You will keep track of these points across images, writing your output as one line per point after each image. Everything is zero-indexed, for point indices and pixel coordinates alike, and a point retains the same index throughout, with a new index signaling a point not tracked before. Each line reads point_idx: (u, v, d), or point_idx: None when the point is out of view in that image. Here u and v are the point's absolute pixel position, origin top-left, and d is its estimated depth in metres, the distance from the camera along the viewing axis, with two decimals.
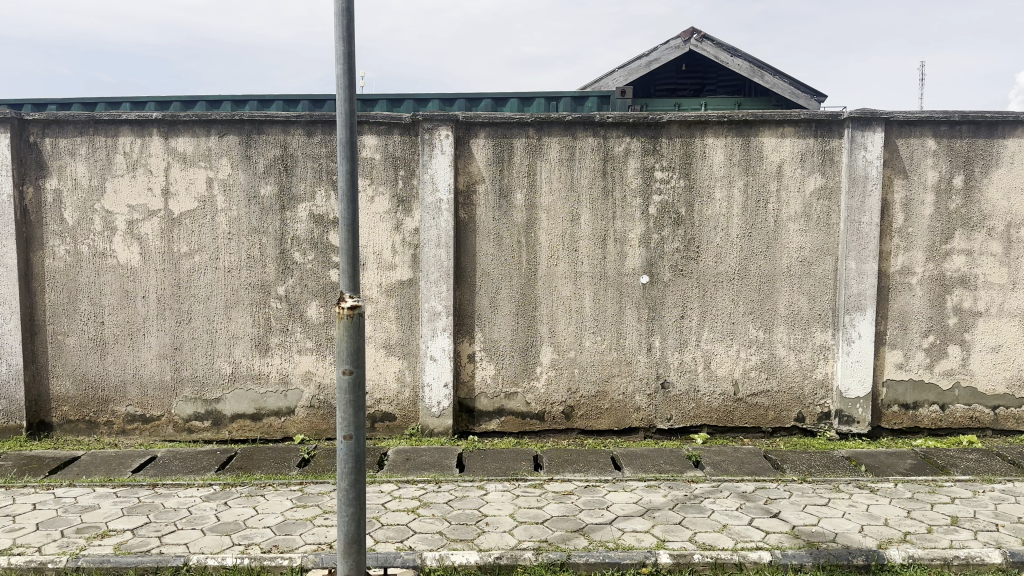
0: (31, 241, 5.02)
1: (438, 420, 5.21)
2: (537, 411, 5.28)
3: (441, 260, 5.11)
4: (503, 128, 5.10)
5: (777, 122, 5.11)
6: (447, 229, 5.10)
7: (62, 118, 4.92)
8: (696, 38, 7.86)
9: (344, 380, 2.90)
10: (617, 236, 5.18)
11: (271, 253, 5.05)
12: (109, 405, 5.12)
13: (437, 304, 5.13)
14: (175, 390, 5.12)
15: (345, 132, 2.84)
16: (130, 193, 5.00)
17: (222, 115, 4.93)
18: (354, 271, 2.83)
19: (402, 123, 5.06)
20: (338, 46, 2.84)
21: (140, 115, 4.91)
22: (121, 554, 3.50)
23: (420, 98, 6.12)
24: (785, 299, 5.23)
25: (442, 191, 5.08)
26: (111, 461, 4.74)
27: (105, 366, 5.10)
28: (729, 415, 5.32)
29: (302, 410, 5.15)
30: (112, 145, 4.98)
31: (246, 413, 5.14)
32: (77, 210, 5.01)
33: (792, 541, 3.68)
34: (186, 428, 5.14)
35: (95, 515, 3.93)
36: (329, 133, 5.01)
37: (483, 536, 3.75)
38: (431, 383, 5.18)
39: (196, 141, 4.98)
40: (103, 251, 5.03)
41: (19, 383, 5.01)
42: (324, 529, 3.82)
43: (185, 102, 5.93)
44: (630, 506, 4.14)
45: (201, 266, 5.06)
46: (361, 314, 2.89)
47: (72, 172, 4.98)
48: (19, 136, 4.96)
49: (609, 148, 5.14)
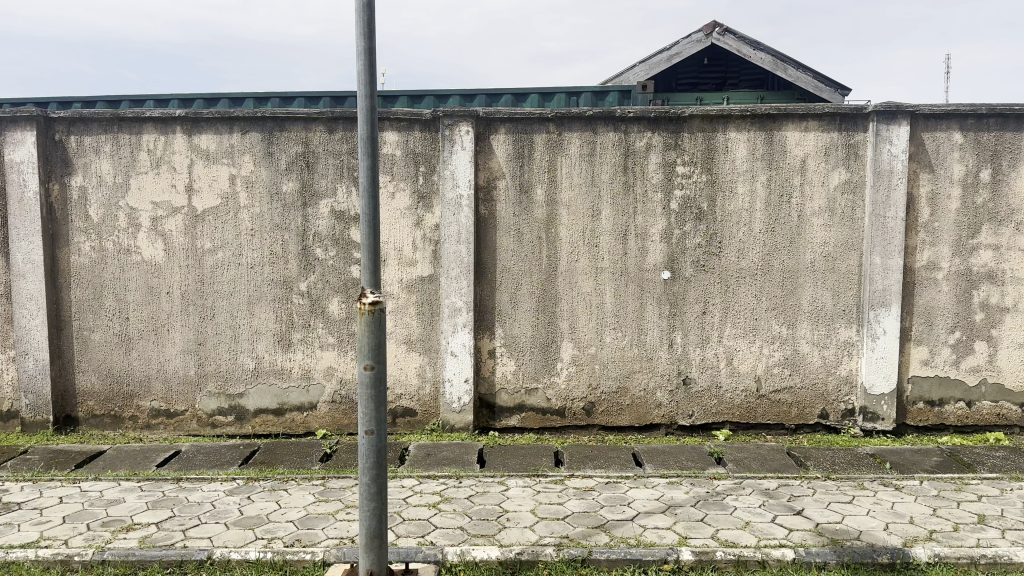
0: (57, 237, 5.08)
1: (459, 416, 5.21)
2: (558, 407, 5.27)
3: (462, 256, 5.11)
4: (524, 123, 5.09)
5: (801, 116, 5.05)
6: (467, 225, 5.09)
7: (87, 116, 4.98)
8: (718, 31, 7.73)
9: (366, 375, 2.91)
10: (638, 231, 5.15)
11: (293, 249, 5.09)
12: (134, 399, 5.18)
13: (458, 299, 5.13)
14: (199, 385, 5.17)
15: (367, 128, 2.85)
16: (154, 190, 5.05)
17: (245, 113, 4.96)
18: (376, 266, 2.84)
19: (423, 118, 5.06)
20: (360, 42, 2.85)
21: (164, 112, 4.95)
22: (146, 548, 3.54)
23: (440, 95, 6.12)
24: (809, 294, 5.17)
25: (462, 187, 5.07)
26: (136, 455, 4.80)
27: (130, 362, 5.16)
28: (752, 412, 5.28)
29: (324, 405, 5.18)
30: (136, 143, 5.03)
31: (269, 408, 5.18)
32: (102, 207, 5.07)
33: (816, 538, 3.64)
34: (210, 423, 5.19)
35: (121, 509, 3.98)
36: (350, 130, 5.02)
37: (504, 532, 3.75)
38: (452, 379, 5.18)
39: (219, 138, 5.02)
40: (129, 247, 5.09)
41: (46, 377, 5.08)
42: (346, 523, 3.84)
43: (208, 99, 5.96)
44: (652, 503, 4.12)
45: (223, 263, 5.10)
46: (382, 309, 2.89)
47: (97, 169, 5.04)
48: (45, 134, 5.02)
49: (630, 143, 5.10)
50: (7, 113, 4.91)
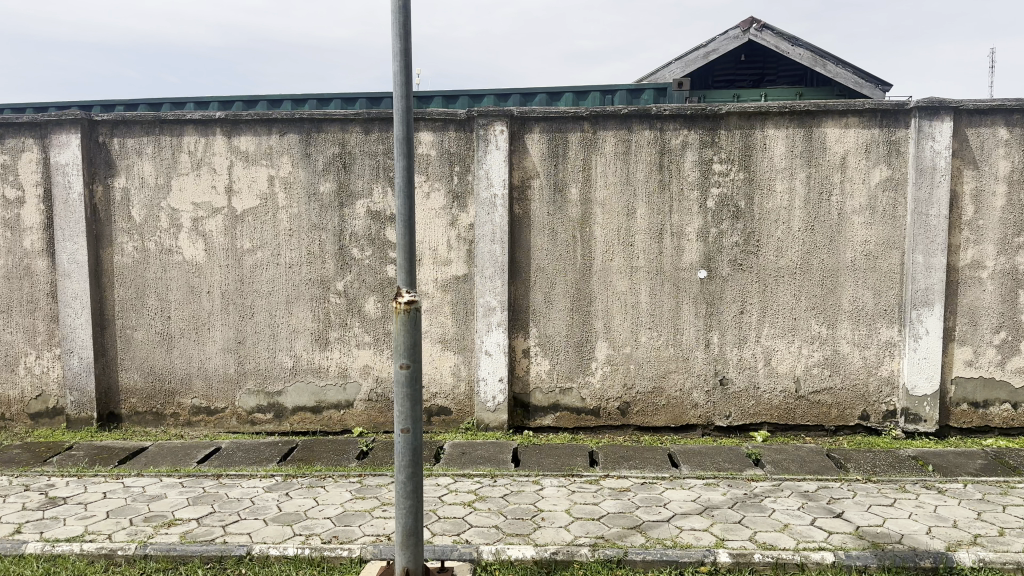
0: (101, 238, 5.20)
1: (494, 415, 5.22)
2: (593, 407, 5.25)
3: (496, 255, 5.11)
4: (558, 122, 5.08)
5: (841, 112, 4.96)
6: (501, 224, 5.09)
7: (130, 119, 5.09)
8: (756, 27, 7.61)
9: (401, 374, 2.93)
10: (674, 230, 5.11)
11: (329, 249, 5.14)
12: (176, 397, 5.28)
13: (492, 299, 5.14)
14: (239, 383, 5.25)
15: (402, 129, 2.87)
16: (195, 191, 5.15)
17: (283, 115, 5.03)
18: (411, 266, 2.86)
19: (458, 118, 5.08)
20: (396, 44, 2.87)
21: (204, 114, 5.04)
22: (187, 543, 3.61)
23: (474, 94, 6.14)
24: (849, 294, 5.08)
25: (497, 186, 5.08)
26: (178, 452, 4.89)
27: (172, 359, 5.26)
28: (791, 413, 5.20)
29: (360, 403, 5.23)
30: (177, 145, 5.13)
31: (307, 406, 5.25)
32: (144, 208, 5.17)
33: (856, 541, 3.57)
34: (250, 420, 5.27)
35: (163, 504, 4.06)
36: (386, 130, 5.06)
37: (539, 531, 3.75)
38: (486, 378, 5.19)
39: (258, 140, 5.10)
40: (170, 247, 5.19)
41: (90, 375, 5.20)
42: (382, 521, 3.87)
43: (247, 102, 6.06)
44: (688, 504, 4.08)
45: (262, 262, 5.17)
46: (417, 309, 2.91)
47: (139, 171, 5.15)
48: (90, 136, 5.14)
49: (666, 141, 5.06)
50: (53, 117, 5.03)
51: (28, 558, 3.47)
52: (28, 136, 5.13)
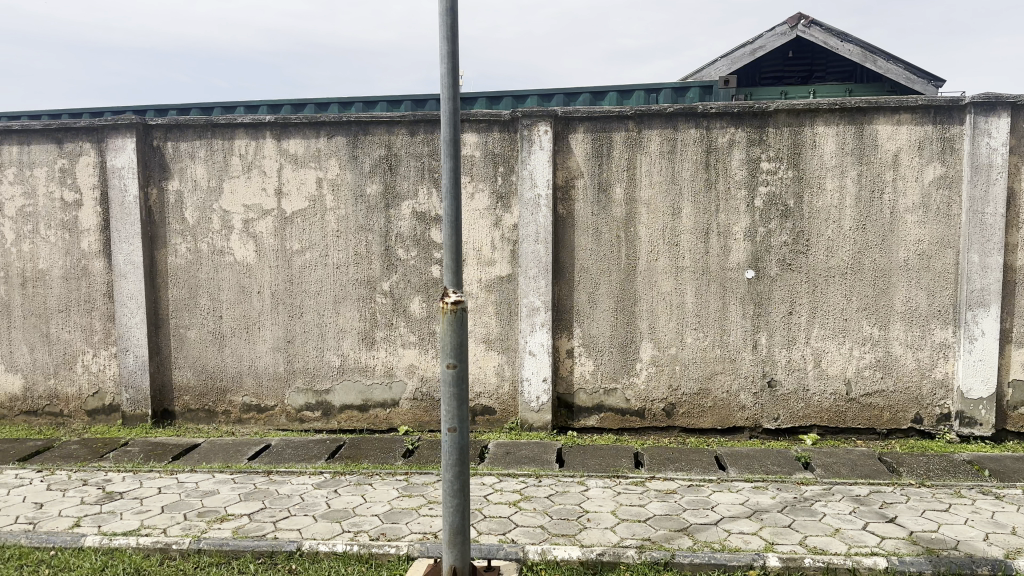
0: (156, 239, 5.35)
1: (538, 416, 5.22)
2: (638, 408, 5.21)
3: (540, 256, 5.11)
4: (602, 122, 5.07)
5: (893, 109, 4.85)
6: (545, 224, 5.09)
7: (183, 123, 5.22)
8: (804, 23, 7.50)
9: (448, 373, 2.95)
10: (721, 229, 5.05)
11: (376, 250, 5.21)
12: (227, 395, 5.40)
13: (536, 299, 5.14)
14: (288, 381, 5.35)
15: (448, 132, 2.89)
16: (246, 194, 5.26)
17: (331, 118, 5.11)
18: (457, 267, 2.88)
19: (502, 119, 5.10)
20: (443, 47, 2.90)
21: (255, 118, 5.15)
22: (239, 538, 3.69)
23: (518, 95, 6.15)
24: (901, 294, 4.96)
25: (541, 186, 5.08)
26: (229, 448, 5.00)
27: (223, 358, 5.39)
28: (841, 415, 5.09)
29: (406, 402, 5.28)
30: (229, 148, 5.24)
31: (354, 405, 5.32)
32: (197, 210, 5.30)
33: (910, 547, 3.49)
34: (299, 418, 5.36)
35: (215, 500, 4.16)
36: (431, 132, 5.11)
37: (584, 532, 3.74)
38: (530, 378, 5.19)
39: (306, 142, 5.19)
40: (222, 248, 5.31)
41: (145, 373, 5.35)
42: (429, 519, 3.91)
43: (295, 105, 6.17)
44: (736, 507, 4.03)
45: (310, 263, 5.26)
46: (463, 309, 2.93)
47: (192, 174, 5.28)
48: (145, 140, 5.29)
49: (712, 139, 5.00)
50: (110, 122, 5.18)
51: (87, 550, 3.59)
52: (85, 141, 5.29)
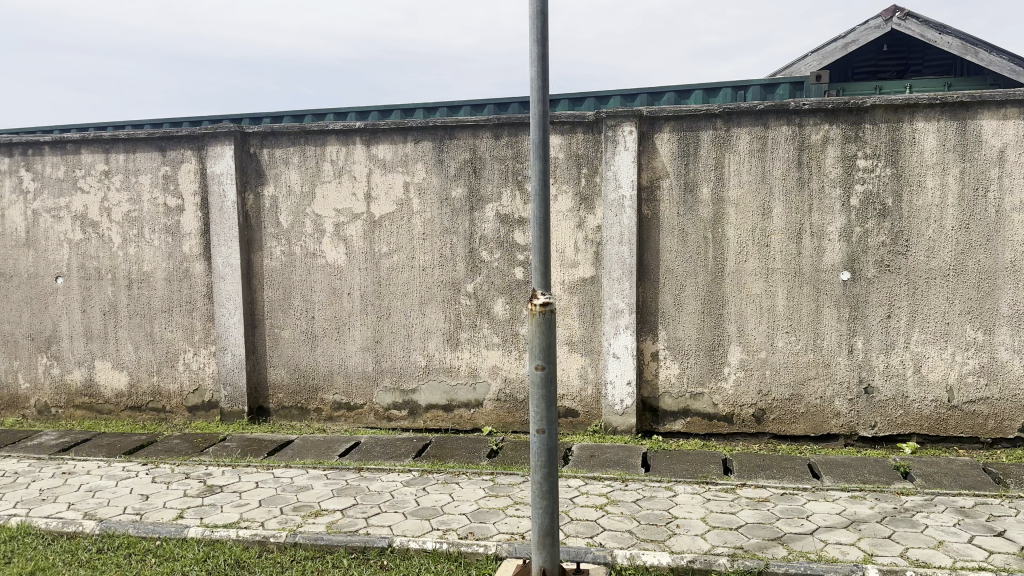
0: (252, 243, 5.56)
1: (623, 419, 5.17)
2: (725, 413, 5.11)
3: (625, 257, 5.07)
4: (689, 121, 4.99)
5: (1000, 102, 4.59)
6: (631, 225, 5.05)
7: (278, 130, 5.41)
8: (899, 16, 7.19)
9: (536, 375, 2.95)
10: (813, 229, 4.89)
11: (461, 252, 5.27)
12: (318, 393, 5.57)
13: (620, 301, 5.10)
14: (376, 381, 5.48)
15: (537, 134, 2.90)
16: (336, 198, 5.41)
17: (418, 123, 5.21)
18: (546, 268, 2.88)
19: (586, 120, 5.08)
20: (533, 48, 2.91)
21: (345, 124, 5.29)
22: (332, 533, 3.80)
23: (601, 95, 6.12)
24: (1010, 297, 4.69)
25: (626, 187, 5.03)
26: (321, 445, 5.15)
27: (314, 357, 5.55)
28: (943, 424, 4.86)
29: (490, 403, 5.33)
30: (321, 154, 5.41)
31: (439, 404, 5.40)
32: (291, 214, 5.49)
33: (1022, 563, 3.29)
34: (386, 416, 5.48)
35: (309, 495, 4.29)
36: (515, 134, 5.14)
37: (674, 538, 3.68)
38: (615, 381, 5.15)
39: (394, 147, 5.30)
40: (314, 251, 5.48)
41: (242, 371, 5.56)
42: (516, 519, 3.93)
43: (382, 111, 6.31)
44: (832, 517, 3.89)
45: (397, 265, 5.37)
46: (552, 311, 2.93)
47: (286, 180, 5.47)
48: (242, 148, 5.51)
49: (804, 137, 4.86)
50: (210, 130, 5.42)
51: (190, 541, 3.75)
52: (188, 149, 5.54)
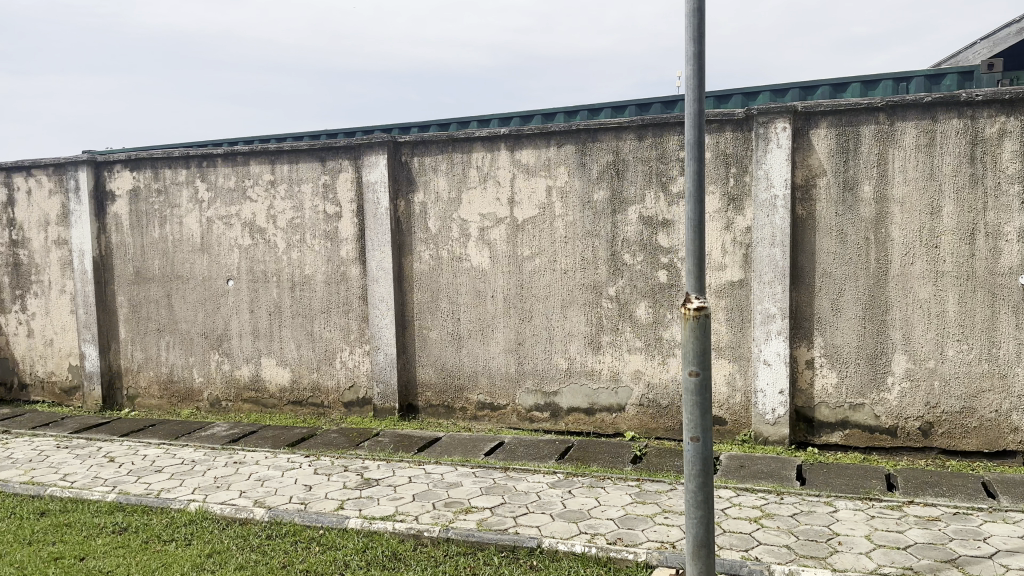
0: (402, 247, 5.79)
1: (773, 429, 4.96)
2: (887, 425, 4.79)
3: (776, 260, 4.87)
4: (847, 116, 4.73)
5: None
6: (783, 226, 4.84)
7: (428, 138, 5.61)
8: None
9: (691, 381, 2.86)
10: (989, 229, 4.51)
11: (603, 255, 5.25)
12: (464, 392, 5.71)
13: (771, 305, 4.90)
14: (519, 382, 5.55)
15: (692, 134, 2.82)
16: (482, 203, 5.53)
17: (562, 127, 5.24)
18: (701, 272, 2.79)
19: (736, 118, 4.92)
20: (688, 47, 2.84)
21: (491, 130, 5.40)
22: (483, 530, 3.88)
23: (749, 93, 5.92)
24: None
25: (778, 186, 4.83)
26: (467, 443, 5.28)
27: (460, 358, 5.70)
28: None
29: (632, 408, 5.27)
30: (467, 161, 5.55)
31: (581, 407, 5.40)
32: (439, 219, 5.67)
33: None
34: (529, 417, 5.54)
35: (459, 491, 4.41)
36: (660, 135, 5.06)
37: (835, 556, 3.49)
38: (765, 388, 4.95)
39: (538, 152, 5.36)
40: (460, 255, 5.63)
41: (393, 369, 5.80)
42: (665, 528, 3.85)
43: (524, 116, 6.41)
44: (1014, 540, 3.56)
45: (541, 268, 5.42)
46: (707, 316, 2.83)
47: (435, 186, 5.66)
48: (395, 156, 5.75)
49: (979, 130, 4.49)
50: (365, 140, 5.70)
51: (350, 531, 3.94)
52: (345, 159, 5.85)
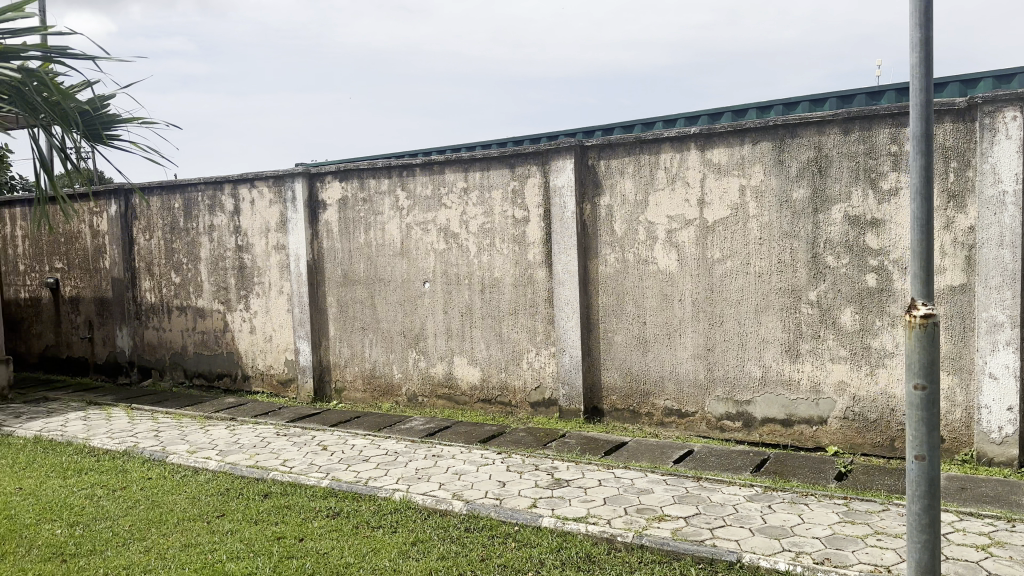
0: (588, 250, 5.81)
1: (1001, 450, 4.45)
2: None
3: (1005, 262, 4.36)
4: None
5: None
6: (1015, 225, 4.32)
7: (615, 141, 5.59)
8: None
9: (916, 395, 2.51)
10: None
11: (802, 258, 4.98)
12: (650, 397, 5.63)
13: (1000, 313, 4.39)
14: (708, 389, 5.39)
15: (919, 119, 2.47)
16: (670, 205, 5.42)
17: (756, 124, 5.02)
18: (928, 274, 2.44)
19: (957, 107, 4.45)
20: (914, 34, 2.51)
21: (681, 130, 5.28)
22: (678, 540, 3.78)
23: (969, 78, 5.37)
24: None
25: (1009, 181, 4.32)
26: (655, 449, 5.21)
27: (647, 362, 5.63)
28: None
29: (834, 421, 4.96)
30: (655, 162, 5.46)
31: (777, 418, 5.16)
32: (625, 222, 5.63)
33: None
34: (719, 426, 5.38)
35: (651, 498, 4.34)
36: (868, 129, 4.71)
37: None
38: (992, 405, 4.45)
39: (730, 151, 5.17)
40: (647, 258, 5.55)
41: (579, 372, 5.83)
42: (879, 550, 3.55)
43: (712, 115, 6.22)
44: None
45: (731, 271, 5.23)
46: (935, 323, 2.47)
47: (622, 189, 5.63)
48: (582, 160, 5.78)
49: None
50: (554, 145, 5.79)
51: (545, 530, 4.00)
52: (533, 164, 5.97)
